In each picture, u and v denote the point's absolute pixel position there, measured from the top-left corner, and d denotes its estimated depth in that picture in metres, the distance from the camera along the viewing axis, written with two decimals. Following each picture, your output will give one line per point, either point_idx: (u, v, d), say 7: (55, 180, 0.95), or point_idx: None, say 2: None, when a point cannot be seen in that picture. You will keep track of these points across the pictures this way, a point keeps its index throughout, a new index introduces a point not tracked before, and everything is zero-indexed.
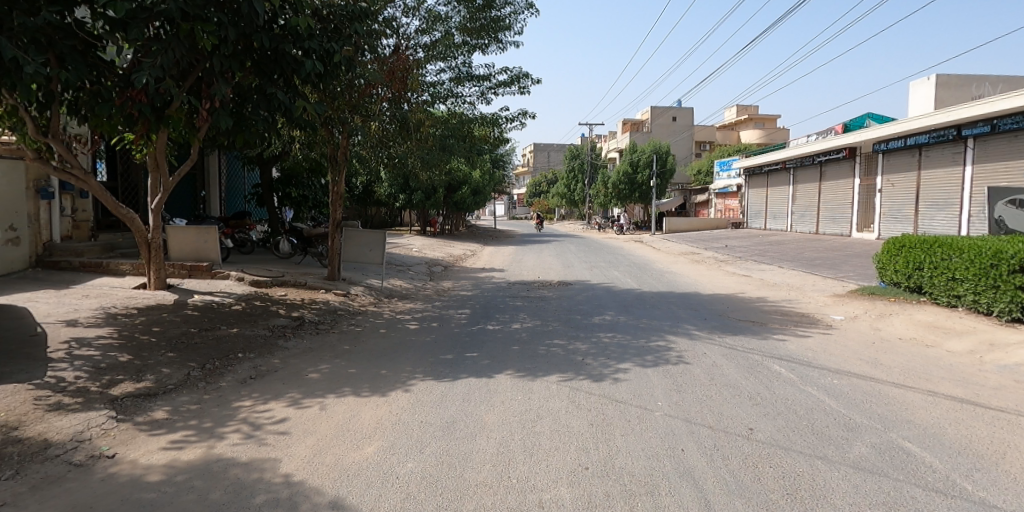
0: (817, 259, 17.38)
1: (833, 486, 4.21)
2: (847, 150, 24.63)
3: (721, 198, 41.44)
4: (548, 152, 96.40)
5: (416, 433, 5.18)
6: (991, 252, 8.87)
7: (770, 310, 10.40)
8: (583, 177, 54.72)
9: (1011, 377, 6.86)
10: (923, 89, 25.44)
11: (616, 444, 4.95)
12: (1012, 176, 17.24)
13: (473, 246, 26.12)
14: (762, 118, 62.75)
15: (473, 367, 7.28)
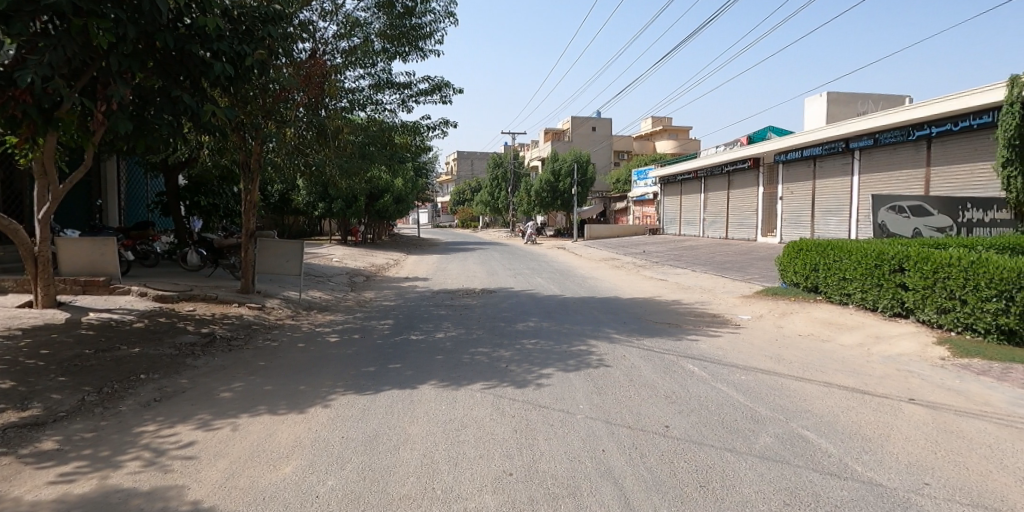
0: (726, 262, 18.47)
1: (742, 476, 4.48)
2: (751, 160, 26.34)
3: (639, 205, 42.98)
4: (471, 160, 95.86)
5: (337, 450, 5.00)
6: (875, 253, 9.80)
7: (684, 312, 10.93)
8: (506, 185, 55.02)
9: (894, 367, 7.58)
10: (817, 104, 27.62)
11: (539, 448, 5.03)
12: (889, 185, 19.06)
13: (397, 255, 25.65)
14: (677, 129, 66.01)
15: (398, 379, 7.13)
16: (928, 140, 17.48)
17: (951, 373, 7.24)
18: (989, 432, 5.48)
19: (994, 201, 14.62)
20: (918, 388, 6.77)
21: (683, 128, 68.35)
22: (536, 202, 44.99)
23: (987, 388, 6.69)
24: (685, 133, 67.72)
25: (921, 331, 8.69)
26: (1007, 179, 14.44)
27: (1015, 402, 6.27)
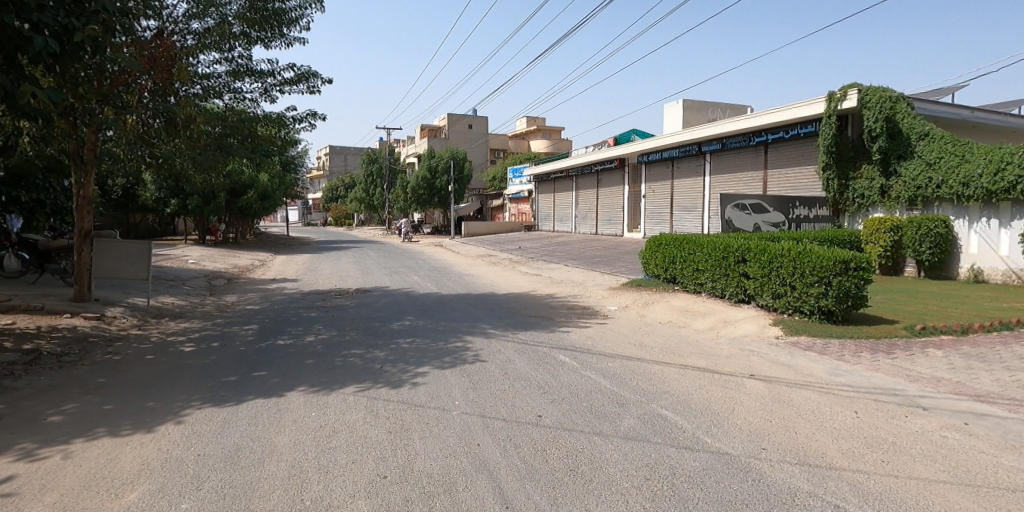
0: (596, 256, 19.51)
1: (607, 457, 4.75)
2: (618, 161, 28.03)
3: (514, 202, 43.82)
4: (344, 155, 90.87)
5: (191, 469, 4.56)
6: (722, 247, 10.95)
7: (557, 305, 11.39)
8: (381, 181, 52.99)
9: (738, 347, 8.52)
10: (674, 110, 29.94)
11: (414, 448, 4.93)
12: (733, 185, 21.19)
13: (263, 255, 23.88)
14: (550, 130, 68.40)
15: (262, 388, 6.64)
16: (765, 146, 19.69)
17: (783, 351, 8.24)
18: (812, 400, 6.32)
19: (817, 200, 17.00)
20: (757, 365, 7.63)
21: (554, 129, 70.44)
22: (412, 199, 43.99)
23: (809, 361, 7.75)
24: (556, 134, 69.89)
25: (760, 315, 9.81)
26: (827, 182, 16.91)
27: (832, 372, 7.30)
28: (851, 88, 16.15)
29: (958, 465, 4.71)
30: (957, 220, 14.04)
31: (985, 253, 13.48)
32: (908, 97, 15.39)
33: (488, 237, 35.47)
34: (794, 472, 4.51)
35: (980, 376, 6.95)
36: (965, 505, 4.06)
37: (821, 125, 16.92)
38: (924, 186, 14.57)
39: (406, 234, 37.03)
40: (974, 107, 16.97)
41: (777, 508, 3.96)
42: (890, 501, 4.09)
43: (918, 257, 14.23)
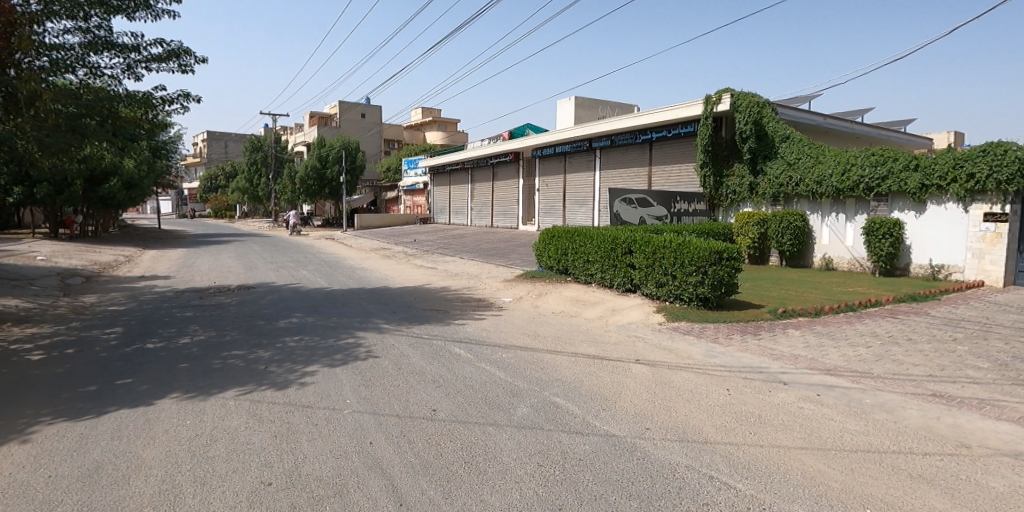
0: (491, 249, 19.69)
1: (502, 446, 4.70)
2: (512, 154, 28.38)
3: (408, 195, 43.02)
4: (225, 142, 84.12)
5: (40, 492, 4.00)
6: (611, 238, 11.45)
7: (452, 298, 11.35)
8: (266, 171, 49.98)
9: (626, 334, 8.95)
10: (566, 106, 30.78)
11: (299, 451, 4.53)
12: (620, 180, 22.20)
13: (129, 251, 21.72)
14: (445, 122, 67.95)
15: (128, 396, 5.99)
16: (650, 144, 20.78)
17: (666, 336, 8.79)
18: (691, 381, 6.80)
19: (695, 195, 18.25)
20: (642, 351, 8.08)
21: (450, 120, 69.75)
22: (301, 190, 41.88)
23: (689, 345, 8.32)
24: (451, 125, 69.27)
25: (644, 303, 10.39)
26: (704, 179, 18.17)
27: (708, 354, 7.90)
28: (725, 92, 17.45)
29: (811, 432, 5.29)
30: (812, 214, 15.65)
31: (834, 244, 15.14)
32: (772, 102, 16.92)
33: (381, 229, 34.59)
34: (676, 449, 4.82)
35: (829, 352, 7.83)
36: (817, 467, 4.56)
37: (699, 126, 18.17)
38: (785, 184, 16.07)
39: (295, 229, 35.14)
40: (826, 114, 19.01)
41: (658, 483, 4.23)
42: (755, 469, 4.51)
43: (781, 248, 15.74)
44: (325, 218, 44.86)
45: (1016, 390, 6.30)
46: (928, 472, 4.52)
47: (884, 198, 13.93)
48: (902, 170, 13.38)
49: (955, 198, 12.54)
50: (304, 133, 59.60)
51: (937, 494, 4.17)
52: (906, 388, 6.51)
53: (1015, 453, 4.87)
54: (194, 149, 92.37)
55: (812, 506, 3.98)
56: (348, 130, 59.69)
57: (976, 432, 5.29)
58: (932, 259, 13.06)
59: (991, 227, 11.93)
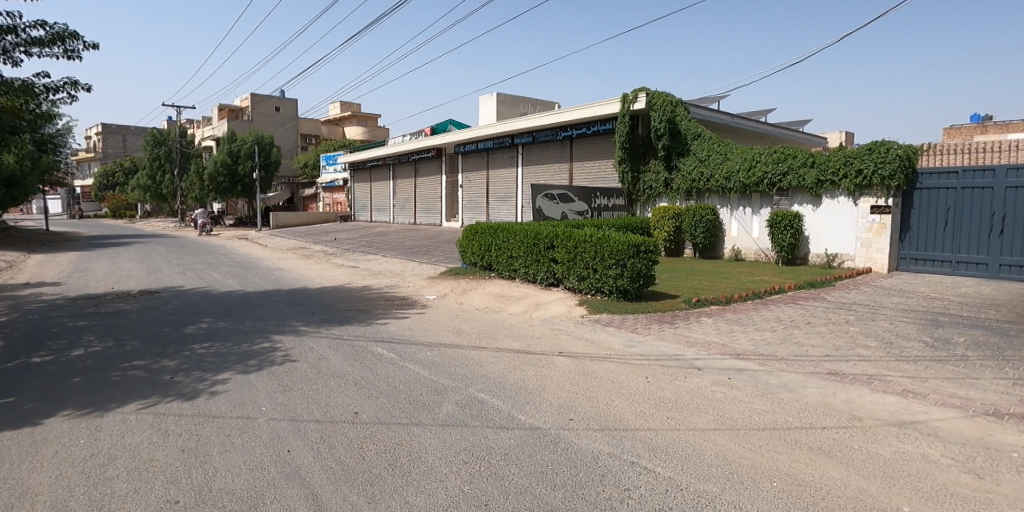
0: (414, 246, 19.46)
1: (427, 446, 4.65)
2: (435, 150, 28.10)
3: (327, 192, 41.74)
4: (123, 136, 78.34)
5: None
6: (534, 234, 11.58)
7: (374, 297, 11.13)
8: (171, 166, 47.04)
9: (550, 327, 9.10)
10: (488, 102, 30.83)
11: (211, 465, 4.30)
12: (542, 176, 22.49)
13: (13, 256, 19.82)
14: (365, 117, 66.55)
15: (10, 416, 5.47)
16: (571, 141, 21.16)
17: (588, 328, 9.01)
18: (612, 371, 7.00)
19: (614, 190, 18.77)
20: (565, 343, 8.24)
21: (369, 115, 68.19)
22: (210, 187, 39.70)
23: (610, 336, 8.58)
24: (372, 120, 67.82)
25: (567, 296, 10.59)
26: (623, 174, 18.71)
27: (628, 344, 8.17)
28: (641, 91, 18.02)
29: (723, 413, 5.58)
30: (722, 208, 16.46)
31: (742, 236, 15.99)
32: (684, 102, 17.63)
33: (299, 228, 33.36)
34: (600, 438, 4.95)
35: (738, 338, 8.28)
36: (729, 447, 4.81)
37: (617, 123, 18.68)
38: (697, 179, 16.80)
39: (204, 229, 33.34)
40: (734, 114, 20.06)
41: (582, 472, 4.33)
42: (673, 452, 4.70)
43: (694, 241, 16.44)
44: (238, 217, 42.76)
45: (900, 365, 6.91)
46: (827, 444, 4.88)
47: (785, 193, 14.88)
48: (801, 166, 14.34)
49: (846, 192, 13.56)
50: (213, 127, 56.53)
51: (834, 464, 4.51)
52: (806, 368, 6.99)
53: (901, 422, 5.34)
54: (88, 144, 85.50)
55: (725, 483, 4.20)
56: (262, 124, 57.14)
57: (867, 406, 5.76)
58: (827, 248, 14.07)
59: (877, 218, 12.99)
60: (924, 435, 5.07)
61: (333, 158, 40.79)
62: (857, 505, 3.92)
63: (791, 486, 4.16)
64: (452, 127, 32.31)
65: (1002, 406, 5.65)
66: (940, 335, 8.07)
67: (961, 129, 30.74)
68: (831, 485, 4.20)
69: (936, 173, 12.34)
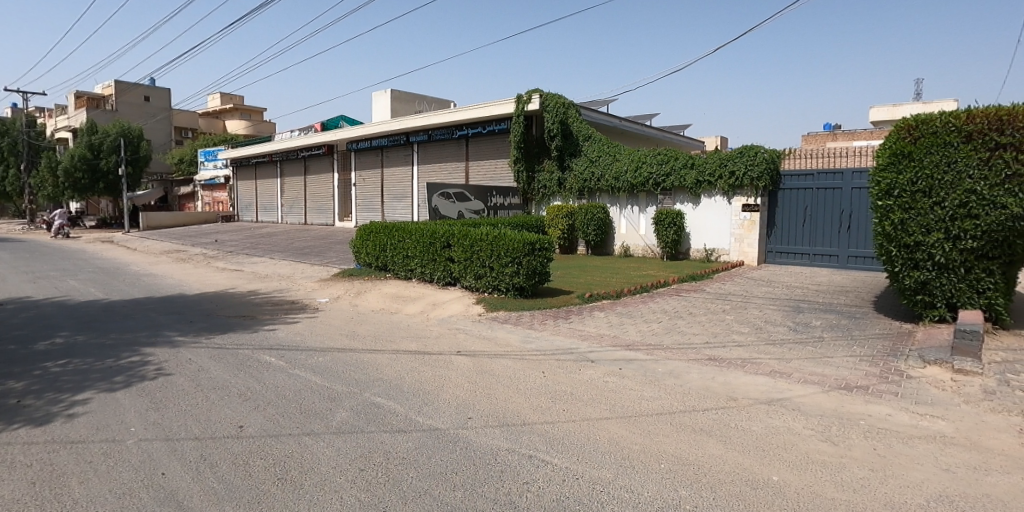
0: (304, 247, 18.65)
1: (319, 456, 4.48)
2: (326, 147, 27.08)
3: (207, 190, 39.00)
4: None
5: None
6: (430, 233, 11.48)
7: (261, 302, 10.54)
8: (17, 161, 41.87)
9: (447, 327, 9.07)
10: (381, 99, 30.15)
11: (69, 497, 3.88)
12: (438, 175, 22.34)
13: None
14: (248, 110, 62.85)
15: None
16: (466, 140, 21.17)
17: (485, 326, 9.06)
18: (508, 368, 7.08)
19: (510, 190, 19.01)
20: (463, 342, 8.25)
21: (252, 108, 64.43)
22: (66, 184, 35.77)
23: (507, 333, 8.70)
24: (255, 114, 64.17)
25: (465, 295, 10.60)
26: (518, 174, 18.99)
27: (524, 339, 8.32)
28: (534, 93, 18.36)
29: (614, 403, 5.82)
30: (612, 206, 17.16)
31: (631, 233, 16.79)
32: (575, 104, 18.19)
33: (175, 229, 30.90)
34: (498, 435, 4.99)
35: (628, 330, 8.69)
36: (621, 434, 5.03)
37: (512, 123, 18.93)
38: (588, 179, 17.41)
39: (61, 231, 30.04)
40: (622, 117, 21.01)
41: (481, 469, 4.35)
42: (568, 443, 4.84)
43: (587, 238, 17.00)
44: (102, 217, 38.87)
45: (769, 349, 7.55)
46: (708, 425, 5.22)
47: (669, 192, 15.76)
48: (682, 167, 15.23)
49: (721, 192, 14.60)
50: (69, 117, 50.93)
51: (714, 443, 4.84)
52: (689, 355, 7.45)
53: (770, 400, 5.82)
54: None
55: (617, 468, 4.38)
56: (129, 115, 52.30)
57: (742, 387, 6.24)
58: (706, 244, 15.06)
59: (748, 215, 14.11)
60: (789, 410, 5.57)
61: (213, 153, 38.16)
62: (734, 479, 4.23)
63: (677, 466, 4.42)
64: (343, 123, 31.28)
65: (852, 379, 6.34)
66: (801, 319, 8.91)
67: (816, 136, 34.10)
68: (712, 462, 4.50)
69: (797, 175, 13.59)
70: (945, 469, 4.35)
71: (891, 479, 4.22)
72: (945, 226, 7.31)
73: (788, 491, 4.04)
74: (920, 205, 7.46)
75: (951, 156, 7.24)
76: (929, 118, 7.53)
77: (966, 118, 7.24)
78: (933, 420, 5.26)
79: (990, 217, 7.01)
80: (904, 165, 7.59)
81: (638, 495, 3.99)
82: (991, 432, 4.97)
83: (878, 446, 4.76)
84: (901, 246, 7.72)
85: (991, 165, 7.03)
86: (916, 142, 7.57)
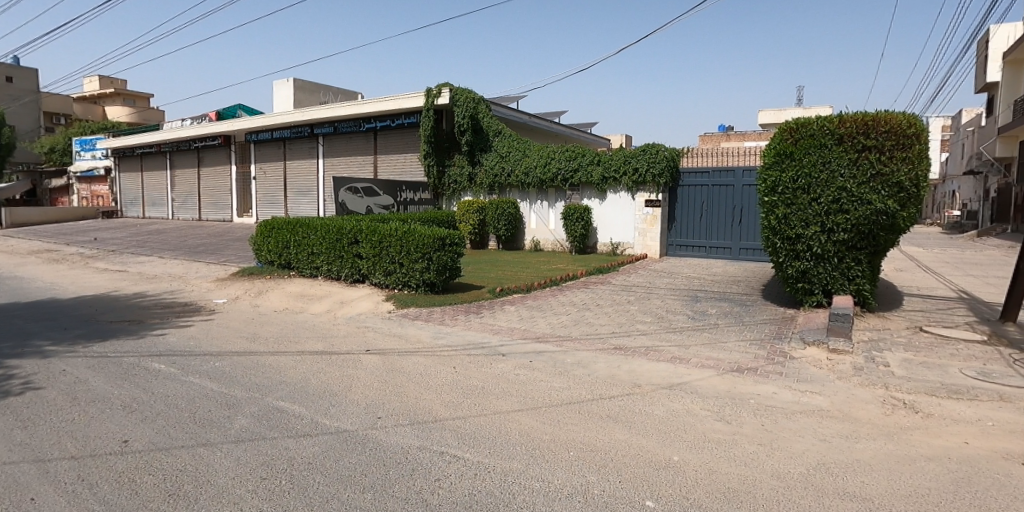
0: (199, 245, 17.52)
1: (216, 467, 4.24)
2: (222, 138, 25.55)
3: (85, 182, 35.67)
4: None
5: None
6: (337, 229, 11.12)
7: (149, 304, 9.81)
8: None
9: (355, 325, 8.84)
10: (282, 88, 28.80)
11: None
12: (345, 168, 21.68)
13: None
14: (133, 96, 58.24)
15: None
16: (374, 133, 20.66)
17: (395, 323, 8.91)
18: (419, 364, 7.01)
19: (420, 184, 18.76)
20: (372, 340, 8.07)
21: (137, 94, 59.58)
22: None
23: (417, 329, 8.60)
24: (140, 101, 59.39)
25: (374, 292, 10.37)
26: (427, 168, 18.78)
27: (435, 335, 8.26)
28: (444, 86, 18.19)
29: (524, 395, 5.91)
30: (522, 202, 17.36)
31: (541, 228, 17.08)
32: (485, 99, 18.22)
33: (47, 226, 28.05)
34: (408, 433, 4.94)
35: (538, 323, 8.84)
36: (531, 425, 5.12)
37: (422, 117, 18.66)
38: (499, 174, 17.51)
39: None
40: (531, 113, 21.28)
41: (391, 469, 4.28)
42: (479, 437, 4.87)
43: (497, 233, 17.08)
44: None
45: (670, 336, 7.95)
46: (613, 412, 5.42)
47: (576, 188, 16.15)
48: (589, 164, 15.65)
49: (625, 188, 15.14)
50: None
51: (620, 428, 5.04)
52: (596, 345, 7.70)
53: (671, 385, 6.13)
54: None
55: (528, 459, 4.45)
56: None
57: (645, 374, 6.52)
58: (612, 238, 15.56)
59: (650, 210, 14.71)
60: (688, 393, 5.89)
61: (91, 142, 34.98)
62: (638, 461, 4.41)
63: (585, 453, 4.55)
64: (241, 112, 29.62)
65: (743, 362, 6.80)
66: (699, 308, 9.43)
67: (712, 136, 36.13)
68: (616, 447, 4.68)
69: (695, 172, 14.35)
70: (822, 440, 4.76)
71: (777, 451, 4.57)
72: (821, 220, 7.98)
73: (686, 470, 4.27)
74: (800, 202, 8.09)
75: (826, 156, 7.91)
76: (807, 122, 8.18)
77: (839, 122, 7.94)
78: (811, 396, 5.74)
79: (859, 212, 7.75)
80: (787, 165, 8.20)
81: (548, 483, 4.07)
82: (860, 404, 5.49)
83: (765, 422, 5.13)
84: (784, 239, 8.32)
85: (859, 165, 7.77)
86: (797, 143, 8.19)
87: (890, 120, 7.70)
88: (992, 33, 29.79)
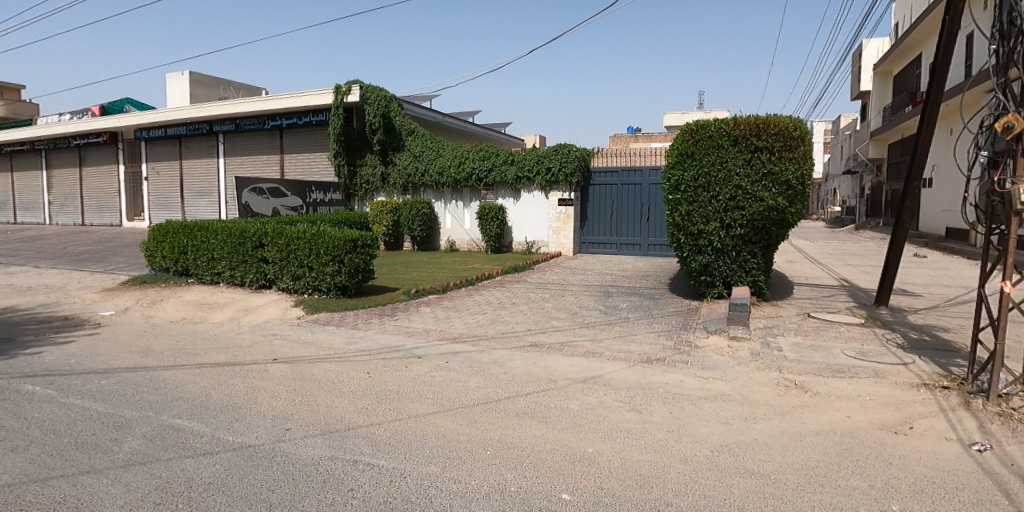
0: (81, 253, 16.10)
1: (102, 496, 3.91)
2: (108, 135, 23.70)
3: None
4: None
5: None
6: (239, 232, 10.56)
7: (21, 320, 8.89)
8: None
9: (261, 333, 8.44)
10: (176, 82, 27.02)
11: None
12: (247, 168, 20.64)
13: None
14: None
15: None
16: (279, 131, 19.80)
17: (305, 329, 8.58)
18: (331, 371, 6.78)
19: (331, 185, 18.16)
20: (279, 348, 7.73)
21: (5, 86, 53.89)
22: None
23: (329, 334, 8.33)
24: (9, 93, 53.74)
25: (281, 298, 9.94)
26: (338, 168, 18.21)
27: (348, 340, 8.03)
28: (353, 84, 17.67)
29: (441, 396, 5.87)
30: (436, 202, 17.22)
31: (456, 228, 17.02)
32: (397, 97, 17.89)
33: None
34: (319, 443, 4.77)
35: (454, 323, 8.79)
36: (447, 426, 5.08)
37: (330, 115, 18.06)
38: (412, 174, 17.28)
39: None
40: (444, 113, 21.12)
41: (301, 483, 4.11)
42: (395, 442, 4.78)
43: (412, 234, 16.84)
44: None
45: (582, 332, 8.14)
46: (529, 408, 5.48)
47: (491, 188, 16.21)
48: (502, 164, 15.73)
49: (539, 188, 15.36)
50: None
51: (535, 424, 5.10)
52: (512, 343, 7.76)
53: (584, 379, 6.27)
54: None
55: (445, 461, 4.42)
56: None
57: (559, 369, 6.64)
58: (527, 237, 15.74)
59: (563, 209, 15.02)
60: (600, 386, 6.06)
61: None
62: (553, 455, 4.49)
63: (501, 451, 4.58)
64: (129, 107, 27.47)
65: (652, 353, 7.07)
66: (610, 303, 9.73)
67: (620, 137, 37.40)
68: (532, 443, 4.73)
69: (605, 172, 14.79)
70: (723, 423, 5.03)
71: (683, 437, 4.78)
72: (720, 217, 8.45)
73: (600, 461, 4.39)
74: (701, 199, 8.53)
75: (723, 156, 8.37)
76: (706, 124, 8.59)
77: (734, 124, 8.41)
78: (714, 382, 6.06)
79: (753, 209, 8.25)
80: (688, 165, 8.61)
81: (465, 484, 4.06)
82: (757, 387, 5.86)
83: (672, 410, 5.37)
84: (688, 235, 8.75)
85: (753, 164, 8.27)
86: (697, 144, 8.61)
87: (779, 123, 8.24)
88: (866, 45, 32.68)
